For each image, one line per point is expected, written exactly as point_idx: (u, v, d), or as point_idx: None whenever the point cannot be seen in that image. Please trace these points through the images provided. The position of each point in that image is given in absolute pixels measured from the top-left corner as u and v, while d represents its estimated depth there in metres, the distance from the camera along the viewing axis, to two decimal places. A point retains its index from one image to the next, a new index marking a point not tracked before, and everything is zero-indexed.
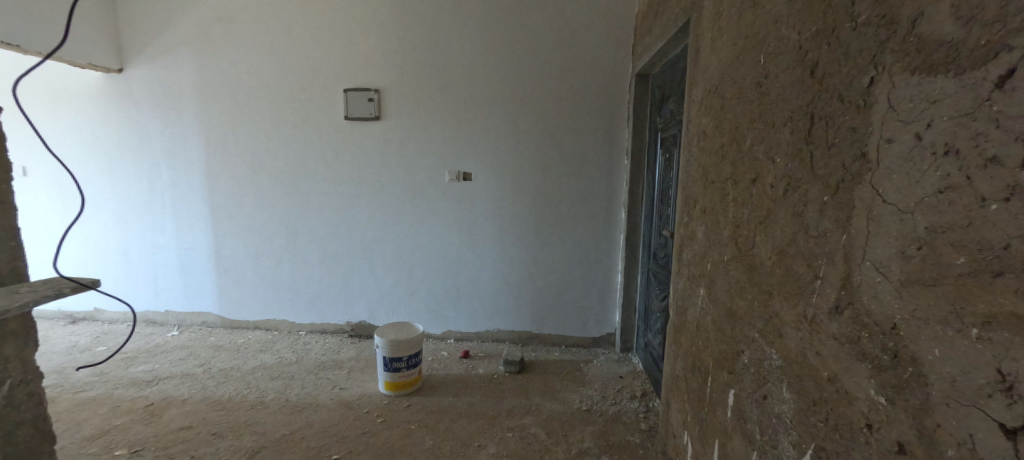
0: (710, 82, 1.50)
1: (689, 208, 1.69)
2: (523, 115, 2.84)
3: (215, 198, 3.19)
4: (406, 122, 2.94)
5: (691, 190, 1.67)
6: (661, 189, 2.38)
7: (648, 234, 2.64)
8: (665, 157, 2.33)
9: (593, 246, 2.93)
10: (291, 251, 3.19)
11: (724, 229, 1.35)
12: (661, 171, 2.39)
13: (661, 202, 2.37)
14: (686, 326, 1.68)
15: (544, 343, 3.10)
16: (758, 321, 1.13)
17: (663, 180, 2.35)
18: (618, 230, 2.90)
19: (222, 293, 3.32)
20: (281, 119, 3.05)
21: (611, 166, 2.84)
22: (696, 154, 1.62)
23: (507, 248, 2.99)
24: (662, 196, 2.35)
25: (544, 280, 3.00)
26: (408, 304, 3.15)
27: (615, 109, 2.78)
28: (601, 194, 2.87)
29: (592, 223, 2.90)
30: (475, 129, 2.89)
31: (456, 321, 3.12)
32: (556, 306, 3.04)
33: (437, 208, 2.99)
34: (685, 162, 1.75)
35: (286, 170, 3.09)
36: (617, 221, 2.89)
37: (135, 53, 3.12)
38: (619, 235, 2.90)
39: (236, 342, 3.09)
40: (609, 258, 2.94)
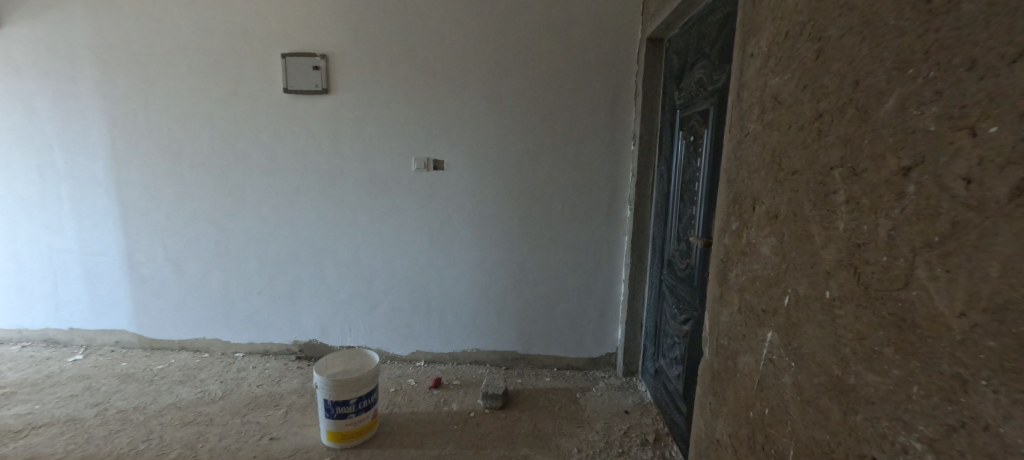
0: (790, 22, 1.00)
1: (744, 210, 1.19)
2: (507, 91, 2.29)
3: (123, 190, 2.56)
4: (363, 98, 2.34)
5: (748, 183, 1.17)
6: (682, 184, 1.87)
7: (660, 239, 2.15)
8: (688, 142, 1.83)
9: (591, 250, 2.42)
10: (221, 256, 2.57)
11: (827, 247, 0.86)
12: (681, 160, 1.89)
13: (682, 199, 1.87)
14: (738, 377, 1.19)
15: (532, 365, 2.59)
16: (928, 422, 0.64)
17: (684, 172, 1.85)
18: (623, 232, 2.40)
19: (138, 307, 2.70)
20: (203, 92, 2.42)
21: (616, 155, 2.32)
22: (759, 132, 1.12)
23: (488, 254, 2.45)
24: (684, 192, 1.85)
25: (533, 291, 2.49)
26: (367, 320, 2.59)
27: (620, 84, 2.26)
28: (603, 188, 2.35)
29: (591, 224, 2.39)
30: (449, 107, 2.32)
31: (426, 340, 2.58)
32: (547, 322, 2.53)
33: (402, 205, 2.43)
34: (734, 146, 1.26)
35: (212, 156, 2.46)
36: (621, 220, 2.38)
37: (15, 5, 2.45)
38: (623, 237, 2.40)
39: (151, 370, 2.48)
40: (610, 264, 2.44)
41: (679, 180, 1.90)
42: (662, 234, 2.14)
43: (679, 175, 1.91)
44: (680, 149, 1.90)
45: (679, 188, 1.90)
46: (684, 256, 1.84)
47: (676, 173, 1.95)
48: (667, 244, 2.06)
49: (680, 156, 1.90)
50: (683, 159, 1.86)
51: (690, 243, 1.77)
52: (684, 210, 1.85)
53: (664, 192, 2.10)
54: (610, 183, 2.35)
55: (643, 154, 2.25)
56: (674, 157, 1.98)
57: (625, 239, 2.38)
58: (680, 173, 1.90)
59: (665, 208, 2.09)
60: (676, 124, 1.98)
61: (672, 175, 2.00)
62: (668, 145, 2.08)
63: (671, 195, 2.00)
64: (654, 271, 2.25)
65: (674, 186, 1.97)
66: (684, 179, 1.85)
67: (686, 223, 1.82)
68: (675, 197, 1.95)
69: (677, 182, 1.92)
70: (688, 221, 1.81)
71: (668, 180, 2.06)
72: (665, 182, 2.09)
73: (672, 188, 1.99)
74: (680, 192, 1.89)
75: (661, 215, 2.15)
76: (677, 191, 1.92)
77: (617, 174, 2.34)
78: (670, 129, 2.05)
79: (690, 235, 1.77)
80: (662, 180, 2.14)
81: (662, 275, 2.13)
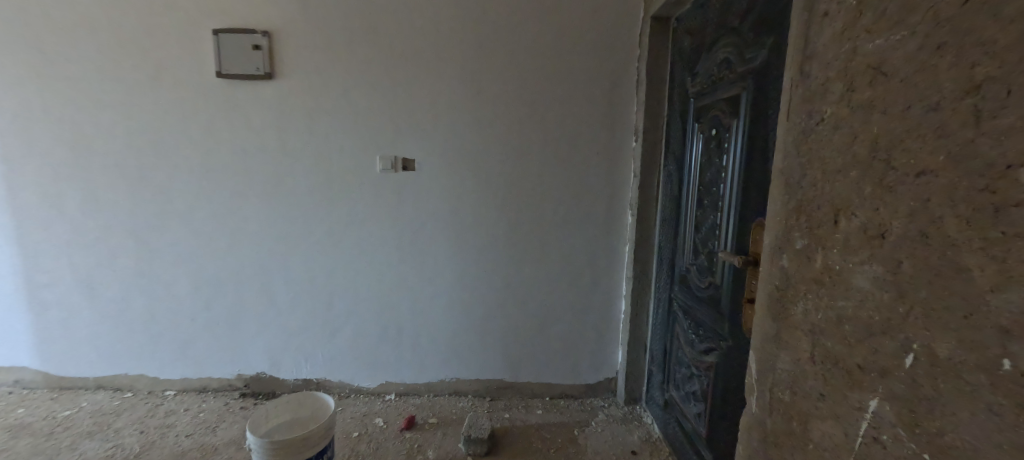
0: None
1: (817, 223, 0.89)
2: (488, 78, 1.94)
3: (17, 199, 2.07)
4: (315, 85, 1.94)
5: (823, 187, 0.87)
6: (701, 187, 1.57)
7: (671, 250, 1.84)
8: (708, 137, 1.53)
9: (588, 262, 2.10)
10: (143, 276, 2.11)
11: (1004, 290, 0.55)
12: (699, 158, 1.59)
13: (701, 204, 1.57)
14: (812, 449, 0.89)
15: (521, 394, 2.25)
16: None
17: (704, 172, 1.55)
18: (623, 242, 2.09)
19: (42, 339, 2.22)
20: (114, 76, 1.95)
21: (616, 152, 2.00)
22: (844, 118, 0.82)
23: (468, 269, 2.10)
24: (704, 196, 1.54)
25: (521, 310, 2.15)
26: (326, 349, 2.18)
27: (620, 70, 1.94)
28: (601, 191, 2.03)
29: (587, 232, 2.07)
30: (419, 96, 1.95)
31: (397, 371, 2.20)
32: (538, 345, 2.20)
33: (365, 213, 2.05)
34: (795, 138, 0.95)
35: (128, 155, 2.01)
36: (621, 228, 2.07)
37: None
38: (624, 248, 2.09)
39: (54, 418, 2.02)
40: (610, 278, 2.12)
41: (696, 182, 1.60)
42: (672, 244, 1.83)
43: (697, 176, 1.60)
44: (697, 146, 1.60)
45: (697, 191, 1.60)
46: (706, 273, 1.53)
47: (691, 174, 1.65)
48: (679, 257, 1.76)
49: (697, 153, 1.60)
50: (703, 157, 1.56)
51: (714, 258, 1.47)
52: (705, 217, 1.54)
53: (674, 196, 1.80)
54: (609, 185, 2.03)
55: (647, 151, 1.94)
56: (688, 155, 1.68)
57: (627, 250, 2.07)
58: (698, 173, 1.59)
59: (676, 214, 1.79)
60: (690, 116, 1.68)
61: (686, 176, 1.70)
62: (679, 141, 1.78)
63: (686, 200, 1.69)
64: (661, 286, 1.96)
65: (689, 189, 1.66)
66: (704, 181, 1.54)
67: (709, 234, 1.51)
68: (691, 201, 1.64)
69: (694, 184, 1.62)
70: (710, 231, 1.51)
71: (680, 182, 1.76)
72: (676, 184, 1.79)
73: (686, 191, 1.69)
74: (698, 196, 1.59)
75: (670, 223, 1.85)
76: (694, 195, 1.62)
77: (617, 175, 2.02)
78: (681, 121, 1.75)
79: (715, 248, 1.47)
80: (671, 182, 1.84)
81: (672, 292, 1.83)
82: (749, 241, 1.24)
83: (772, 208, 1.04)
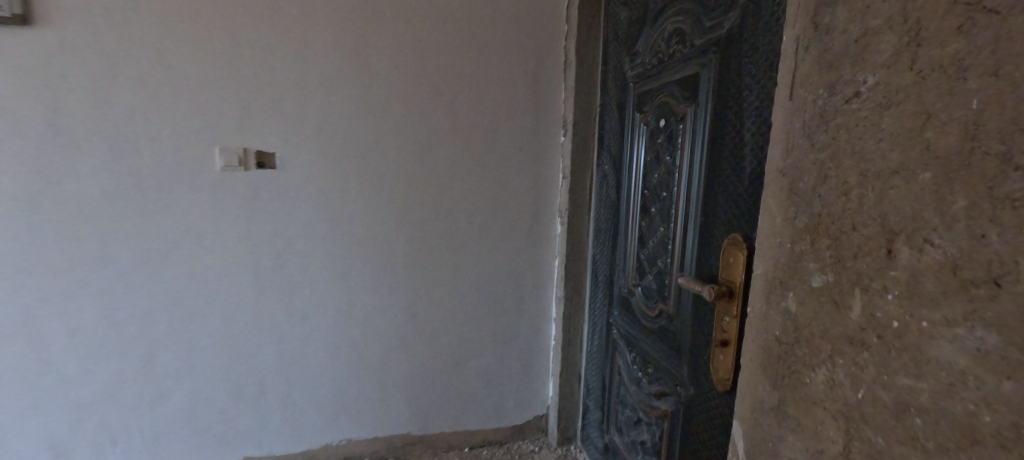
0: None
1: (854, 252, 0.58)
2: (379, 47, 1.45)
3: None
4: (101, 39, 1.25)
5: (867, 198, 0.57)
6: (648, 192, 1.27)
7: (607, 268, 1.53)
8: (654, 130, 1.22)
9: (511, 282, 1.72)
10: None
11: None
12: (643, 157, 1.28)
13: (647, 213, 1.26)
14: None
15: (434, 449, 1.80)
16: None
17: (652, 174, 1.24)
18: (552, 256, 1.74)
19: None
20: None
21: (541, 148, 1.64)
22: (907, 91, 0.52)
23: (358, 302, 1.59)
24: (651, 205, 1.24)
25: (431, 347, 1.70)
26: (148, 430, 1.50)
27: (545, 47, 1.58)
28: (525, 197, 1.66)
29: (509, 247, 1.69)
30: (277, 66, 1.38)
31: (261, 441, 1.62)
32: (453, 387, 1.77)
33: (199, 232, 1.40)
34: (807, 126, 0.65)
35: None
36: (550, 240, 1.72)
37: None
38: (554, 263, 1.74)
39: None
40: (537, 300, 1.76)
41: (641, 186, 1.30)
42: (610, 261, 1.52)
43: (641, 179, 1.29)
44: (641, 140, 1.29)
45: (642, 197, 1.29)
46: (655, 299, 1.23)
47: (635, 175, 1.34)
48: (619, 277, 1.44)
49: (641, 151, 1.29)
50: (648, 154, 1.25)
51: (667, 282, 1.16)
52: (651, 231, 1.24)
53: (612, 202, 1.49)
54: (533, 188, 1.66)
55: (577, 148, 1.62)
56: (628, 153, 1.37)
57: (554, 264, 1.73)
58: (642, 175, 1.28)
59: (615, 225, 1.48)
60: (629, 105, 1.37)
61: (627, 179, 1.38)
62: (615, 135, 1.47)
63: (628, 208, 1.38)
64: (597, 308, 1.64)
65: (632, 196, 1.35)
66: (650, 185, 1.24)
67: (657, 253, 1.20)
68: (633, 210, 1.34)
69: (638, 189, 1.31)
70: (659, 249, 1.20)
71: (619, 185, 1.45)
72: (612, 187, 1.47)
73: (627, 196, 1.38)
74: (643, 204, 1.28)
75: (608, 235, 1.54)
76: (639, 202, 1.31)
77: (543, 177, 1.67)
78: (618, 111, 1.44)
79: (666, 269, 1.17)
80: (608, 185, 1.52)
81: (612, 317, 1.52)
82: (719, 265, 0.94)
83: (766, 225, 0.73)
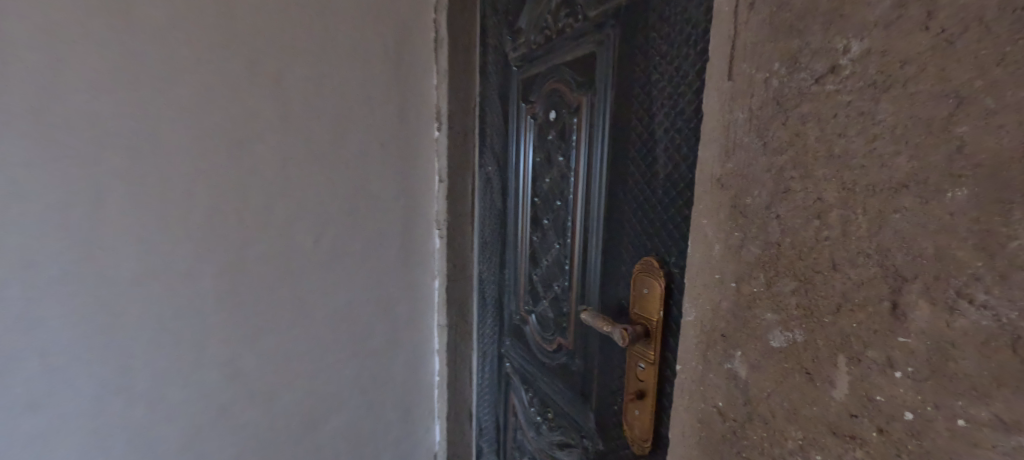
0: None
1: (836, 304, 0.40)
2: None
3: None
4: None
5: (856, 225, 0.38)
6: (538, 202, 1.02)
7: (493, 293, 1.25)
8: (541, 124, 0.97)
9: (380, 325, 1.29)
10: None
11: None
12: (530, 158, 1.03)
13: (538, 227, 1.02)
14: None
15: None
16: None
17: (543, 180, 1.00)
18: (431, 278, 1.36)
19: None
20: None
21: (411, 142, 1.24)
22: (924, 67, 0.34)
23: None
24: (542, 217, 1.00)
25: (263, 438, 1.15)
26: None
27: (409, 12, 1.17)
28: (392, 206, 1.24)
29: (374, 274, 1.25)
30: None
31: None
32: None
33: None
34: (755, 118, 0.45)
35: None
36: (428, 259, 1.33)
37: None
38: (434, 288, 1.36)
39: None
40: (415, 339, 1.36)
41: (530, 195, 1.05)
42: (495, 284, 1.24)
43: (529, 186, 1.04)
44: (526, 137, 1.03)
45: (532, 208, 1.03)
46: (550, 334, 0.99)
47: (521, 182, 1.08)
48: (506, 304, 1.18)
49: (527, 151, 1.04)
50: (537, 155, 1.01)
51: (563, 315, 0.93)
52: (543, 250, 0.99)
53: (498, 214, 1.19)
54: (401, 195, 1.25)
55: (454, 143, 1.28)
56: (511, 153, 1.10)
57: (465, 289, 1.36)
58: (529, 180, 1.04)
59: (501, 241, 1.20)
60: (511, 92, 1.10)
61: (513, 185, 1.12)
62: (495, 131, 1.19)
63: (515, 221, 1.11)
64: (483, 342, 1.34)
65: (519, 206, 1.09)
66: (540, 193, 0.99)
67: (550, 277, 0.96)
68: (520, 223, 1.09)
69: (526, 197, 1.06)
70: (552, 273, 0.96)
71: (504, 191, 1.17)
72: (495, 194, 1.19)
73: (513, 205, 1.12)
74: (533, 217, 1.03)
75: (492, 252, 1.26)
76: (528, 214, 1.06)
77: (414, 179, 1.26)
78: (501, 101, 1.15)
79: (562, 299, 0.93)
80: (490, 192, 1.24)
81: (502, 353, 1.24)
82: (630, 296, 0.73)
83: (697, 254, 0.53)
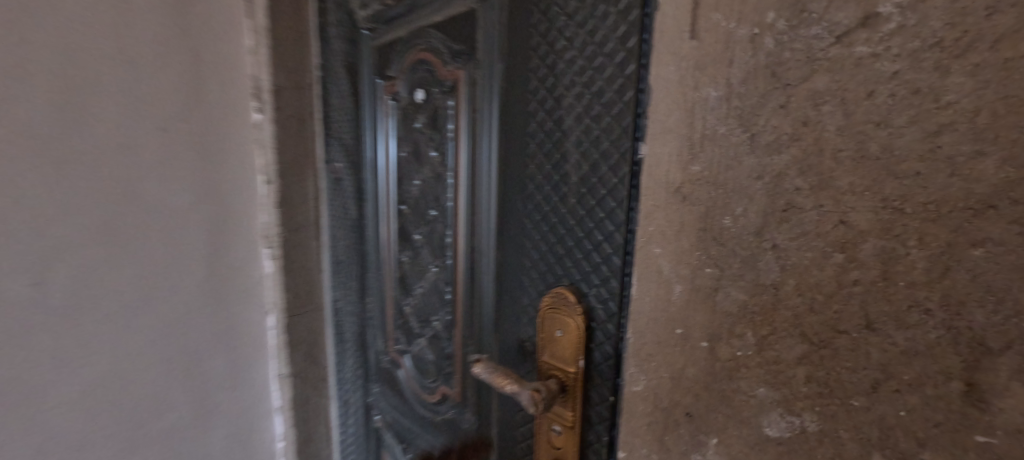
0: None
1: (871, 378, 0.26)
2: None
3: None
4: None
5: (905, 265, 0.25)
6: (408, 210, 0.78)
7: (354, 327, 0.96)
8: (406, 107, 0.72)
9: (190, 405, 0.88)
10: None
11: None
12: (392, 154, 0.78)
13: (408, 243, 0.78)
14: None
15: None
16: None
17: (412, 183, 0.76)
18: (263, 319, 0.96)
19: None
20: None
21: (207, 130, 0.84)
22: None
23: None
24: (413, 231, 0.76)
25: None
26: None
27: None
28: (183, 225, 0.83)
29: (156, 330, 0.81)
30: None
31: None
32: None
33: None
34: (735, 98, 0.30)
35: None
36: (254, 294, 0.94)
37: None
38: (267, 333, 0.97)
39: None
40: (241, 409, 0.96)
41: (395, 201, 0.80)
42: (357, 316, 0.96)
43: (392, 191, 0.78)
44: (386, 126, 0.77)
45: (397, 220, 0.78)
46: (428, 383, 0.75)
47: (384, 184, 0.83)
48: (371, 342, 0.91)
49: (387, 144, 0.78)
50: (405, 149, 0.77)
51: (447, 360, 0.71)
52: (415, 275, 0.75)
53: (355, 226, 0.89)
54: (196, 208, 0.84)
55: (281, 132, 0.88)
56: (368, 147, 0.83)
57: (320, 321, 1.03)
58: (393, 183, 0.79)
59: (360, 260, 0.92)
60: (360, 64, 0.81)
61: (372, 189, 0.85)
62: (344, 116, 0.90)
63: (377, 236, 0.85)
64: (343, 393, 1.02)
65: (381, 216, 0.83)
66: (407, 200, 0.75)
67: (427, 311, 0.73)
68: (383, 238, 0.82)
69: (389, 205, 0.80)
70: (428, 305, 0.73)
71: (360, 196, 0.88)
72: (347, 200, 0.90)
73: (372, 215, 0.85)
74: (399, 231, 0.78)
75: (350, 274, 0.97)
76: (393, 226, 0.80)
77: (220, 183, 0.86)
78: (349, 75, 0.84)
79: (444, 339, 0.71)
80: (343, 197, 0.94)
81: (370, 406, 0.95)
82: (537, 338, 0.55)
83: (645, 296, 0.36)
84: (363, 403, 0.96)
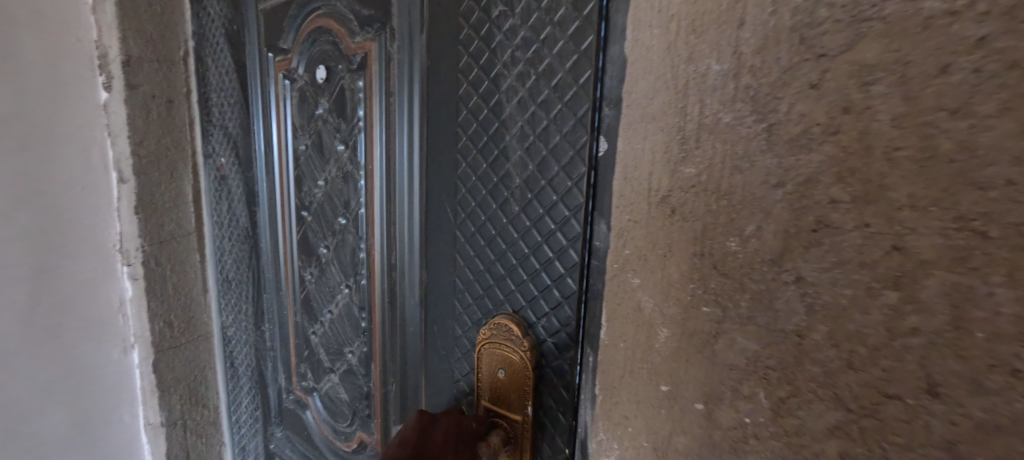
0: None
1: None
2: None
3: None
4: None
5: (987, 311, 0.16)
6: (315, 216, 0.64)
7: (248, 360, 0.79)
8: (305, 88, 0.58)
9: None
10: None
11: None
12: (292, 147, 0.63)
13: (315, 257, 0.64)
14: None
15: None
16: None
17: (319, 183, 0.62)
18: (125, 358, 0.76)
19: None
20: None
21: (29, 111, 0.63)
22: None
23: None
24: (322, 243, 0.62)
25: None
26: None
27: None
28: None
29: None
30: None
31: None
32: None
33: None
34: (746, 79, 0.23)
35: None
36: (108, 322, 0.73)
37: None
38: (132, 374, 0.77)
39: None
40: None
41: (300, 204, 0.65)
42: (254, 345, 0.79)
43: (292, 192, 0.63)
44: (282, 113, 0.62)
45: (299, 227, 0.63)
46: (341, 429, 0.62)
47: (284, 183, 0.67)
48: (272, 377, 0.75)
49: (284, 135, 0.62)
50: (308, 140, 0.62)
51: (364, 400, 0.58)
52: (323, 297, 0.61)
53: (247, 236, 0.72)
54: (10, 215, 0.62)
55: (139, 115, 0.72)
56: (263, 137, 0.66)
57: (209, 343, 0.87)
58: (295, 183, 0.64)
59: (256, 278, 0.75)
60: (245, 34, 0.64)
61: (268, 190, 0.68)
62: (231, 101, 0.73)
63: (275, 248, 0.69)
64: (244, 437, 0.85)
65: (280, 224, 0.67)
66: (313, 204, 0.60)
67: (339, 343, 0.59)
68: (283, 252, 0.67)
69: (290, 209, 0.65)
70: (340, 335, 0.59)
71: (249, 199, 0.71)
72: (235, 204, 0.72)
73: (266, 224, 0.68)
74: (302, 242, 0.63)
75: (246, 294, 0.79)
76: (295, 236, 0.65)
77: (52, 184, 0.66)
78: (230, 46, 0.66)
79: (359, 376, 0.58)
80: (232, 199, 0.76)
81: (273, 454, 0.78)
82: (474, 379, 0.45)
83: (633, 332, 0.31)
84: (264, 451, 0.79)
